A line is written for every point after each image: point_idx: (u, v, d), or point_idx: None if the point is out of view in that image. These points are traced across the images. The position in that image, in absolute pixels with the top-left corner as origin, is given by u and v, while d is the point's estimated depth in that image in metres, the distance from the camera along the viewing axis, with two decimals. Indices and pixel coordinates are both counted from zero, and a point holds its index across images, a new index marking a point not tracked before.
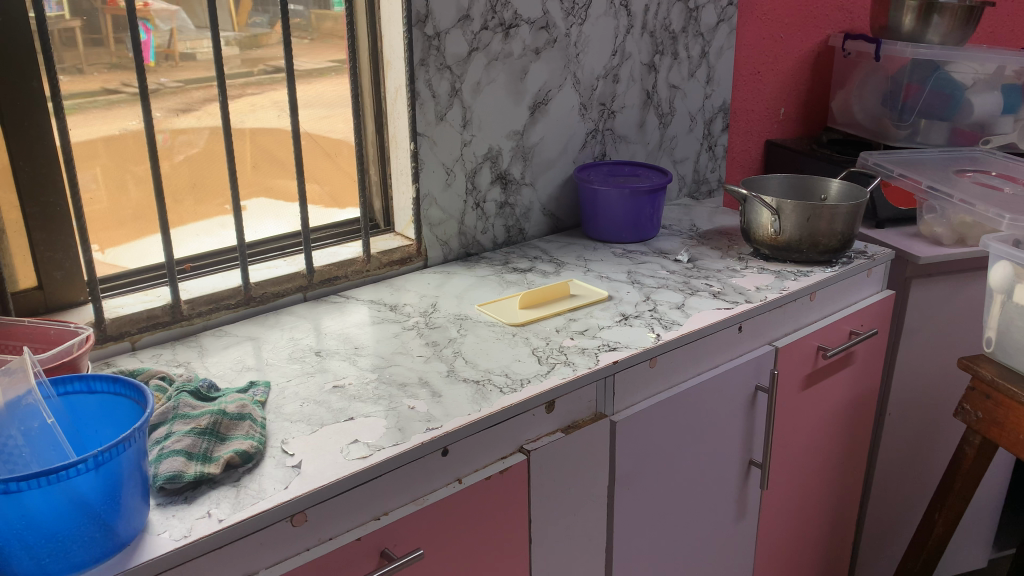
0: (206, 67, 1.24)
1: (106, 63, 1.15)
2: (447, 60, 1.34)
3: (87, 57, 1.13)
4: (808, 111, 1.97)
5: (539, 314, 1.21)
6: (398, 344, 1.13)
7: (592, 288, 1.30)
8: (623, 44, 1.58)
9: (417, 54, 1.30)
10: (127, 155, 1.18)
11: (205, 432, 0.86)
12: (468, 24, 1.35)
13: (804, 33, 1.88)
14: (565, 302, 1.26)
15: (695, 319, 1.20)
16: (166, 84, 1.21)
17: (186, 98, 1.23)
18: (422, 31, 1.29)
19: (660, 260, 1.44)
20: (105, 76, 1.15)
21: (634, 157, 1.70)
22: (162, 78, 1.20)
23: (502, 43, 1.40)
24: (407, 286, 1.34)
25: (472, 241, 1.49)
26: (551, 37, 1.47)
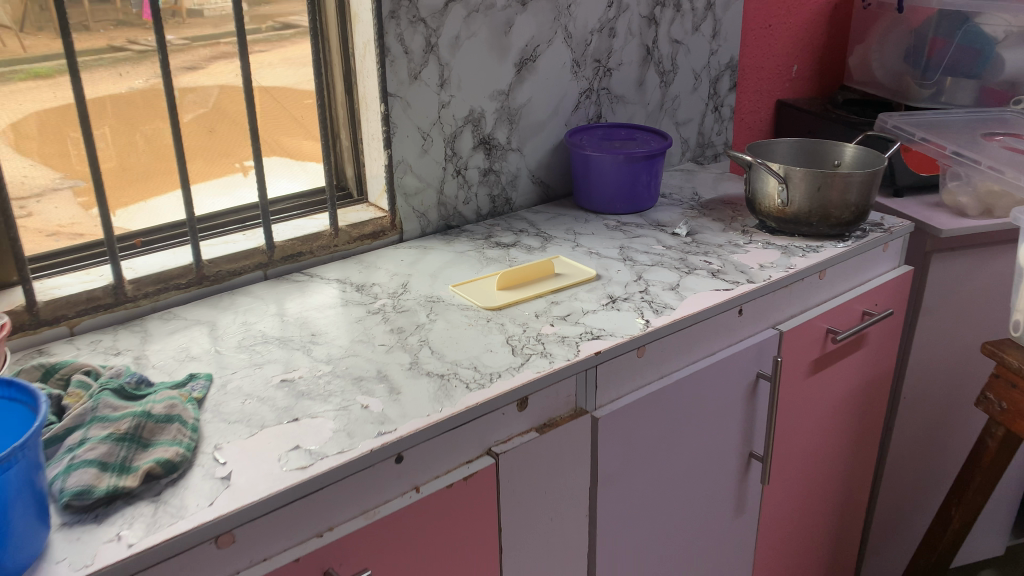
0: (215, 25, 1.11)
1: (112, 19, 1.02)
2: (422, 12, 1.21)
3: (94, 13, 1.00)
4: (823, 69, 1.83)
5: (521, 296, 1.10)
6: (361, 330, 1.03)
7: (579, 266, 1.19)
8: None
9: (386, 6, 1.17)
10: (132, 113, 1.08)
11: (125, 438, 0.76)
12: None
13: None
14: (550, 282, 1.14)
15: (690, 302, 1.08)
16: (174, 41, 1.08)
17: (193, 56, 1.11)
18: None
19: (656, 233, 1.32)
20: (111, 34, 1.02)
21: (633, 119, 1.57)
22: (170, 36, 1.07)
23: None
24: (378, 263, 1.23)
25: (453, 212, 1.37)
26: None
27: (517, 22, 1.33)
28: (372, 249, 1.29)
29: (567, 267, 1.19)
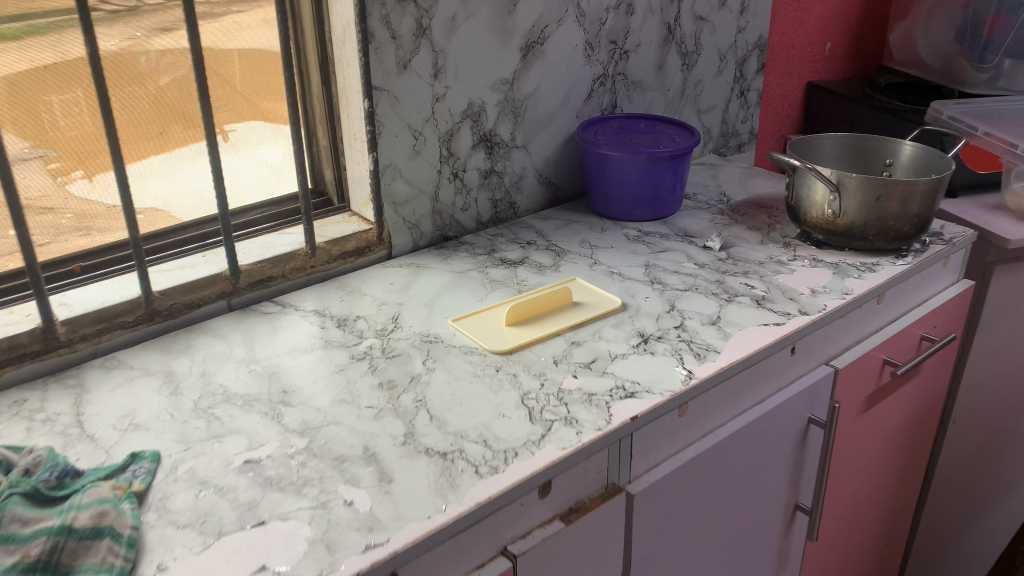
0: None
1: None
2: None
3: None
4: (856, 46, 1.64)
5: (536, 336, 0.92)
6: (345, 385, 0.85)
7: (598, 292, 1.01)
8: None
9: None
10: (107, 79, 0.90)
11: (35, 568, 0.61)
12: None
13: None
14: (569, 314, 0.96)
15: (736, 342, 0.91)
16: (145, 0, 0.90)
17: (170, 17, 0.93)
18: None
19: (685, 247, 1.14)
20: None
21: (651, 107, 1.38)
22: None
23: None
24: (364, 288, 1.05)
25: (449, 221, 1.19)
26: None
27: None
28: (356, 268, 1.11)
29: (586, 292, 1.01)
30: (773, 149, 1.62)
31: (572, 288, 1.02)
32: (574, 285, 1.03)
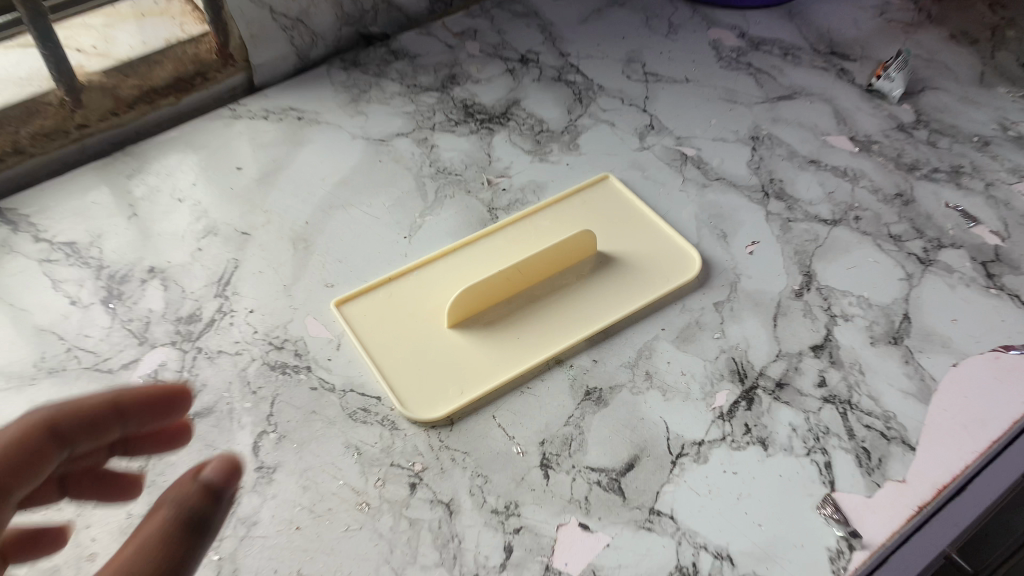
0: None
1: None
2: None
3: None
4: None
5: (513, 366, 0.43)
6: (72, 515, 0.37)
7: (652, 223, 0.50)
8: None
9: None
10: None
11: None
12: None
13: None
14: (591, 295, 0.46)
15: (945, 415, 0.41)
16: None
17: None
18: None
19: (828, 90, 0.58)
20: None
21: None
22: None
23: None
24: (185, 180, 0.53)
25: (371, 5, 0.61)
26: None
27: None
28: (180, 118, 0.57)
29: (627, 225, 0.50)
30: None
31: (598, 210, 0.50)
32: (601, 200, 0.51)
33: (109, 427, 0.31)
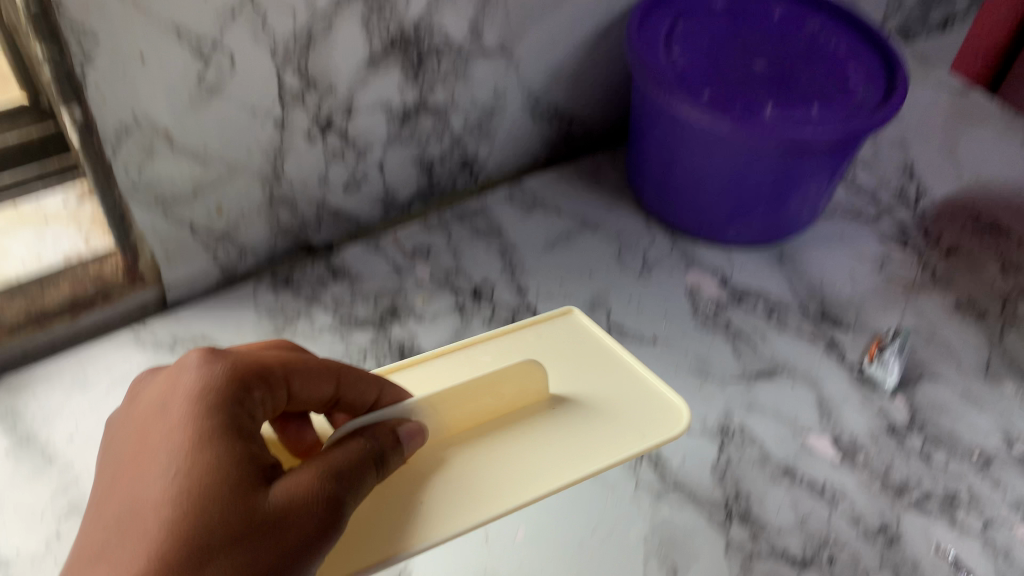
0: None
1: None
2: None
3: None
4: None
5: (434, 511, 0.36)
6: None
7: (624, 367, 0.44)
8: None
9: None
10: None
11: None
12: None
13: None
14: (549, 447, 0.39)
15: None
16: None
17: None
18: None
19: (812, 370, 0.51)
20: None
21: None
22: None
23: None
24: (60, 430, 0.46)
25: (316, 216, 0.55)
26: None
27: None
28: (74, 340, 0.50)
29: (583, 364, 0.45)
30: (992, 42, 0.89)
31: (553, 344, 0.46)
32: (563, 331, 0.47)
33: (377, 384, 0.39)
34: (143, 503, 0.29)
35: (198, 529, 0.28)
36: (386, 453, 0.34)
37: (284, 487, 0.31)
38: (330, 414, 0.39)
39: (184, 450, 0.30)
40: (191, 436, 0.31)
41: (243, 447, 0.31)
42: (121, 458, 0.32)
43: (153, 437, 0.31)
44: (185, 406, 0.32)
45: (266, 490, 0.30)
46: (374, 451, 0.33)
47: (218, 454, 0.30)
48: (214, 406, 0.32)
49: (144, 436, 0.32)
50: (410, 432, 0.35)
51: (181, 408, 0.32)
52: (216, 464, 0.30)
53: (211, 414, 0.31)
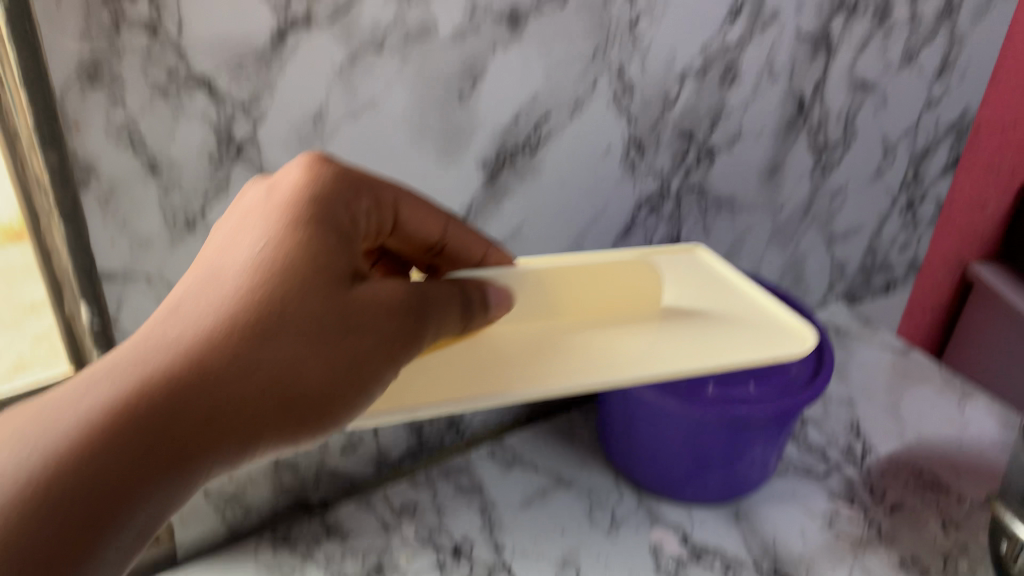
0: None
1: None
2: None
3: None
4: None
5: (606, 348, 0.48)
6: None
7: (755, 308, 0.54)
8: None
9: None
10: None
11: None
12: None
13: None
14: (690, 330, 0.50)
15: None
16: None
17: None
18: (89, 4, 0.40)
19: None
20: None
21: (750, 241, 0.77)
22: None
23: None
24: None
25: (316, 477, 0.62)
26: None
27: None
28: None
29: (705, 288, 0.57)
30: (936, 309, 0.99)
31: (681, 264, 0.60)
32: (689, 259, 0.61)
33: (477, 241, 0.50)
34: (246, 260, 0.36)
35: (299, 270, 0.36)
36: (473, 303, 0.45)
37: (375, 285, 0.39)
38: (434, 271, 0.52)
39: (291, 222, 0.38)
40: (297, 217, 0.38)
41: (341, 252, 0.39)
42: (241, 222, 0.39)
43: (257, 214, 0.39)
44: (297, 187, 0.40)
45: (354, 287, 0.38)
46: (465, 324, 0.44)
47: (318, 239, 0.38)
48: (314, 196, 0.40)
49: (260, 206, 0.39)
50: (497, 297, 0.47)
51: (295, 178, 0.40)
52: (314, 246, 0.37)
53: (318, 209, 0.39)
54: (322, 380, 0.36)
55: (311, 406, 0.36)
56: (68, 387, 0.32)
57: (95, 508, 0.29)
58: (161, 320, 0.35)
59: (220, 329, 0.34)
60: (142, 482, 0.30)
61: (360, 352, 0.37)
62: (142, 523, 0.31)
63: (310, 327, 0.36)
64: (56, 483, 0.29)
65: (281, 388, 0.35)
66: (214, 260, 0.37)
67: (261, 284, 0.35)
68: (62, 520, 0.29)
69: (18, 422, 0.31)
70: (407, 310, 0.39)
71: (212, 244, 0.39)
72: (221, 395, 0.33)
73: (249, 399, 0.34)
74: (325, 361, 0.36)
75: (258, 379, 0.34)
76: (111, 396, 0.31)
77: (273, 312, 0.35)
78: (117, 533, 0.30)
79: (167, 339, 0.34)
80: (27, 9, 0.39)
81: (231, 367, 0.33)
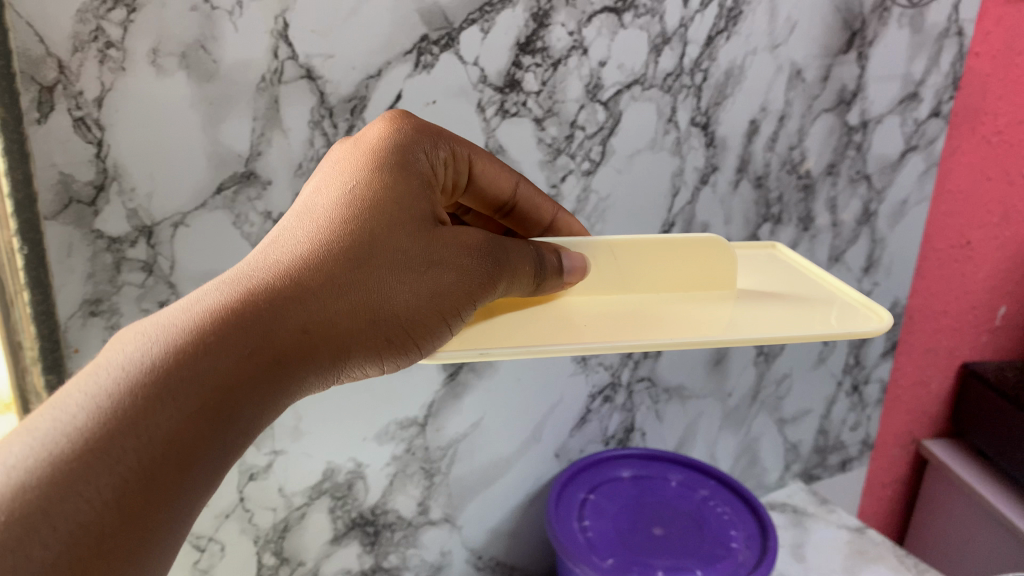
0: None
1: None
2: (241, 50, 0.48)
3: None
4: None
5: (682, 320, 0.53)
6: None
7: (831, 295, 0.59)
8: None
9: (97, 152, 0.46)
10: None
11: None
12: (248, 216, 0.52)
13: None
14: (762, 310, 0.55)
15: None
16: None
17: None
18: (93, 254, 0.48)
19: None
20: None
21: (704, 425, 0.82)
22: None
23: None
24: None
25: None
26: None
27: (490, 33, 0.55)
28: None
29: (780, 277, 0.63)
30: (896, 484, 1.02)
31: (761, 259, 0.67)
32: (764, 257, 0.68)
33: (545, 201, 0.57)
34: (341, 194, 0.43)
35: (392, 212, 0.43)
36: (546, 267, 0.50)
37: (459, 233, 0.45)
38: (512, 212, 0.57)
39: (387, 166, 0.45)
40: (392, 160, 0.45)
41: (429, 194, 0.46)
42: (344, 159, 0.46)
43: (366, 143, 0.46)
44: (387, 135, 0.47)
45: (438, 230, 0.44)
46: (541, 257, 0.49)
47: (408, 184, 0.44)
48: (396, 145, 0.46)
49: (361, 144, 0.47)
50: (571, 263, 0.52)
51: (389, 131, 0.47)
52: (407, 192, 0.44)
53: (412, 165, 0.46)
54: (408, 307, 0.42)
55: (395, 332, 0.42)
56: (192, 300, 0.38)
57: (216, 402, 0.35)
58: (269, 249, 0.41)
59: (321, 255, 0.41)
60: (254, 384, 0.37)
61: (443, 281, 0.43)
62: (251, 418, 0.37)
63: (400, 259, 0.42)
64: (189, 373, 0.35)
65: (371, 313, 0.41)
66: (314, 196, 0.44)
67: (355, 219, 0.42)
68: (193, 402, 0.35)
69: (151, 328, 0.37)
70: (489, 251, 0.45)
71: (312, 183, 0.46)
72: (321, 311, 0.40)
73: (341, 317, 0.40)
74: (413, 289, 0.42)
75: (351, 300, 0.41)
76: (233, 307, 0.38)
77: (366, 242, 0.42)
78: (234, 423, 0.36)
79: (276, 263, 0.40)
80: (44, 257, 0.47)
81: (333, 297, 0.40)
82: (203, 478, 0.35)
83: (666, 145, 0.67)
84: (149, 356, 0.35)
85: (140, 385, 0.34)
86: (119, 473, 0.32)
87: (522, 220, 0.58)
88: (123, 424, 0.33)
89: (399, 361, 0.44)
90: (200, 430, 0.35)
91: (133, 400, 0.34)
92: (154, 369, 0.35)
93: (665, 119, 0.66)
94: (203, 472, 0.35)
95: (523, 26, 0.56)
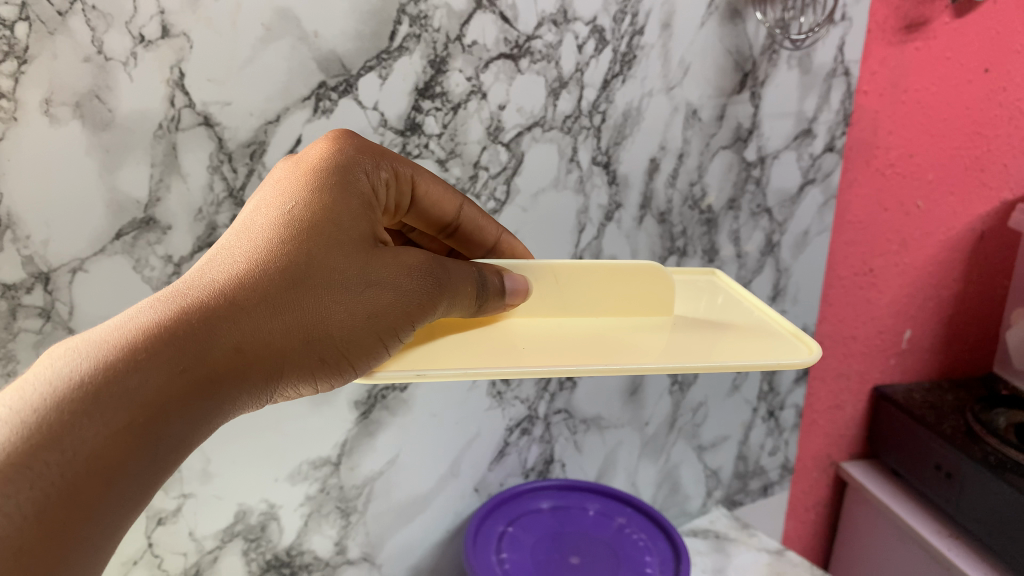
0: None
1: None
2: (136, 100, 0.49)
3: None
4: (947, 354, 1.01)
5: (619, 345, 0.55)
6: None
7: (767, 321, 0.61)
8: (634, 37, 0.66)
9: None
10: None
11: None
12: (149, 261, 0.53)
13: (943, 225, 0.92)
14: (700, 337, 0.57)
15: None
16: None
17: None
18: None
19: None
20: None
21: (623, 455, 0.84)
22: None
23: (297, 39, 0.52)
24: None
25: None
26: (461, 32, 0.59)
27: (388, 79, 0.57)
28: None
29: (712, 304, 0.65)
30: (817, 506, 1.05)
31: (696, 285, 0.69)
32: (702, 280, 0.71)
33: (488, 223, 0.59)
34: (279, 213, 0.44)
35: (331, 231, 0.43)
36: (488, 288, 0.50)
37: (399, 252, 0.46)
38: (456, 233, 0.59)
39: (331, 183, 0.46)
40: (334, 177, 0.46)
41: (370, 214, 0.47)
42: (285, 174, 0.47)
43: (308, 161, 0.47)
44: (328, 155, 0.47)
45: (377, 250, 0.45)
46: (481, 276, 0.50)
47: (350, 204, 0.45)
48: (339, 163, 0.47)
49: (304, 160, 0.47)
50: (514, 285, 0.53)
51: (331, 150, 0.48)
52: (348, 212, 0.45)
53: (355, 184, 0.47)
54: (344, 327, 0.43)
55: (329, 350, 0.43)
56: (126, 316, 0.39)
57: (147, 420, 0.36)
58: (205, 266, 0.42)
59: (260, 272, 0.41)
60: (185, 403, 0.38)
61: (379, 301, 0.44)
62: (180, 435, 0.38)
63: (336, 278, 0.43)
64: (119, 388, 0.35)
65: (306, 332, 0.42)
66: (253, 213, 0.45)
67: (292, 238, 0.43)
68: (122, 418, 0.35)
69: (81, 344, 0.37)
70: (429, 271, 0.46)
71: (250, 201, 0.46)
72: (255, 329, 0.40)
73: (275, 336, 0.41)
74: (349, 309, 0.43)
75: (285, 320, 0.41)
76: (166, 324, 0.38)
77: (304, 261, 0.42)
78: (162, 440, 0.37)
79: (212, 281, 0.41)
80: None
81: (270, 314, 0.41)
82: (129, 494, 0.35)
83: (570, 183, 0.69)
84: (77, 371, 0.35)
85: (68, 400, 0.34)
86: (41, 488, 0.33)
87: (464, 241, 0.60)
88: (52, 438, 0.33)
89: (333, 380, 0.45)
90: (128, 447, 0.35)
91: (59, 415, 0.34)
92: (81, 385, 0.35)
93: (566, 158, 0.68)
94: (129, 488, 0.35)
95: (421, 72, 0.58)
